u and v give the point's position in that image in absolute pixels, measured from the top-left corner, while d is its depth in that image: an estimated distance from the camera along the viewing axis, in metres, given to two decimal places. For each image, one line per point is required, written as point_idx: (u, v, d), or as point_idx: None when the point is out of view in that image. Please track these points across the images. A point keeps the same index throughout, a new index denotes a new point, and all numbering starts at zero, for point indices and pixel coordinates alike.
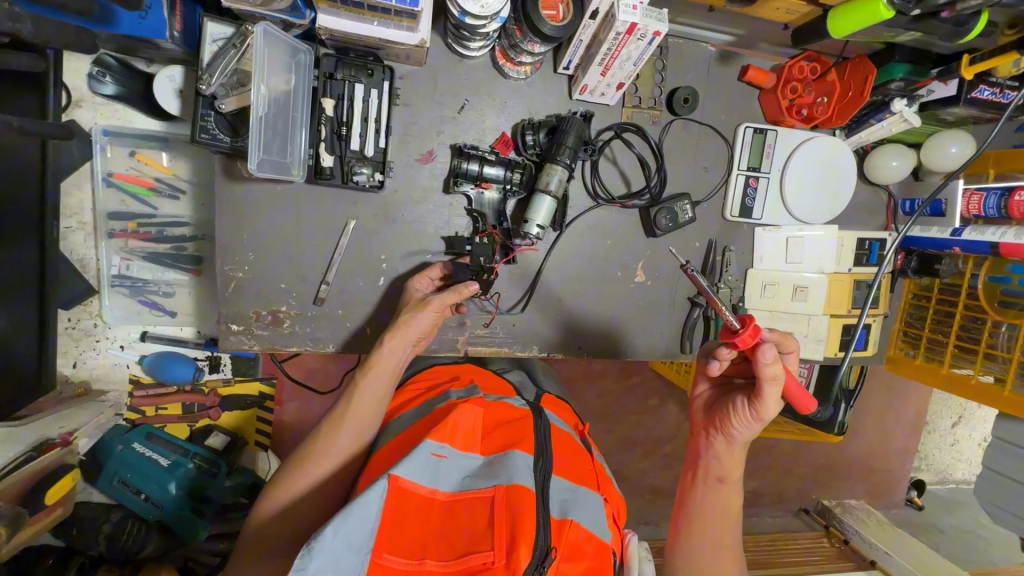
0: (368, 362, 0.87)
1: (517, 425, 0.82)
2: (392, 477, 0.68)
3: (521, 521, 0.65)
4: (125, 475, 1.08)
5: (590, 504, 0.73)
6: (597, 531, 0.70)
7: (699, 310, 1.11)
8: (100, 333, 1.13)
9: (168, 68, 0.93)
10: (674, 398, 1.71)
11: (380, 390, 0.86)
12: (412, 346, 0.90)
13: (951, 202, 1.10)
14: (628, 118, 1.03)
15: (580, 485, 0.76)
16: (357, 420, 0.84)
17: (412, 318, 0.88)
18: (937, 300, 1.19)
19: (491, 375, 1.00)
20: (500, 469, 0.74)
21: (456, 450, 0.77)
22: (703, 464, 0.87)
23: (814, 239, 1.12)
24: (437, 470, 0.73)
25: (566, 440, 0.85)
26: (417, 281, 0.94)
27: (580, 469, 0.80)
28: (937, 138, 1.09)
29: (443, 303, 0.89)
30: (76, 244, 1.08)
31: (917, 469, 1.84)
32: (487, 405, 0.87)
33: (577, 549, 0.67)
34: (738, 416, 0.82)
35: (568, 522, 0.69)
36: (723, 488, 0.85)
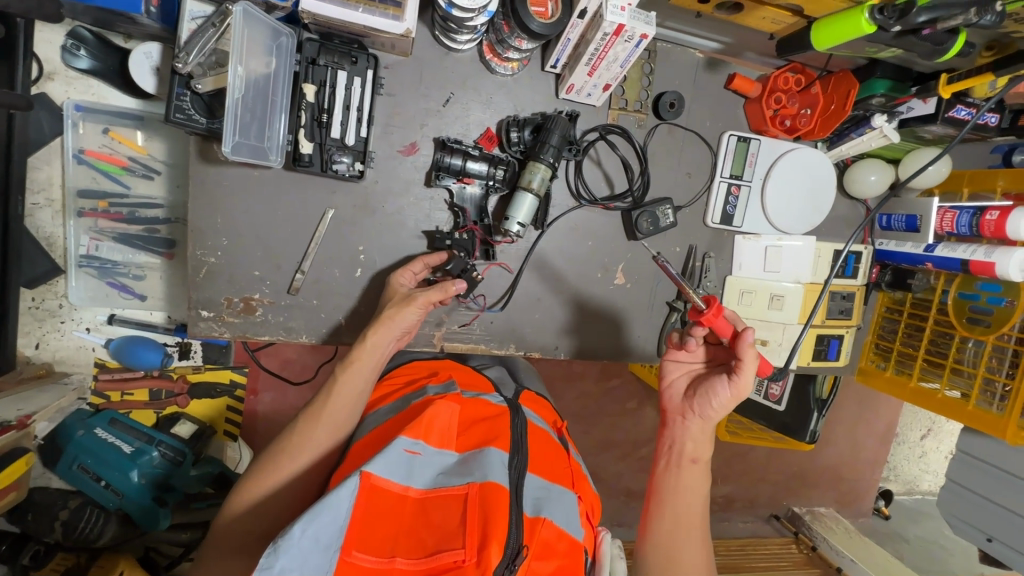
0: (348, 357, 0.85)
1: (494, 422, 0.82)
2: (364, 474, 0.66)
3: (494, 518, 0.64)
4: (86, 461, 1.04)
5: (564, 502, 0.73)
6: (569, 530, 0.70)
7: (677, 315, 1.11)
8: (66, 314, 1.09)
9: (145, 44, 0.90)
10: (652, 401, 1.72)
11: (359, 385, 0.85)
12: (396, 340, 0.88)
13: (926, 218, 1.12)
14: (614, 120, 1.03)
15: (554, 483, 0.76)
16: (334, 413, 0.83)
17: (394, 312, 0.87)
18: (909, 313, 1.21)
19: (469, 372, 1.00)
20: (474, 465, 0.73)
21: (431, 447, 0.75)
22: (674, 452, 0.87)
23: (793, 248, 1.13)
24: (410, 467, 0.72)
25: (543, 438, 0.85)
26: (400, 275, 0.93)
27: (557, 467, 0.80)
28: (913, 156, 1.12)
29: (428, 299, 0.88)
30: (43, 221, 1.05)
31: (886, 479, 1.88)
32: (463, 402, 0.86)
33: (549, 547, 0.66)
34: (722, 395, 0.84)
35: (540, 520, 0.68)
36: (694, 467, 0.86)
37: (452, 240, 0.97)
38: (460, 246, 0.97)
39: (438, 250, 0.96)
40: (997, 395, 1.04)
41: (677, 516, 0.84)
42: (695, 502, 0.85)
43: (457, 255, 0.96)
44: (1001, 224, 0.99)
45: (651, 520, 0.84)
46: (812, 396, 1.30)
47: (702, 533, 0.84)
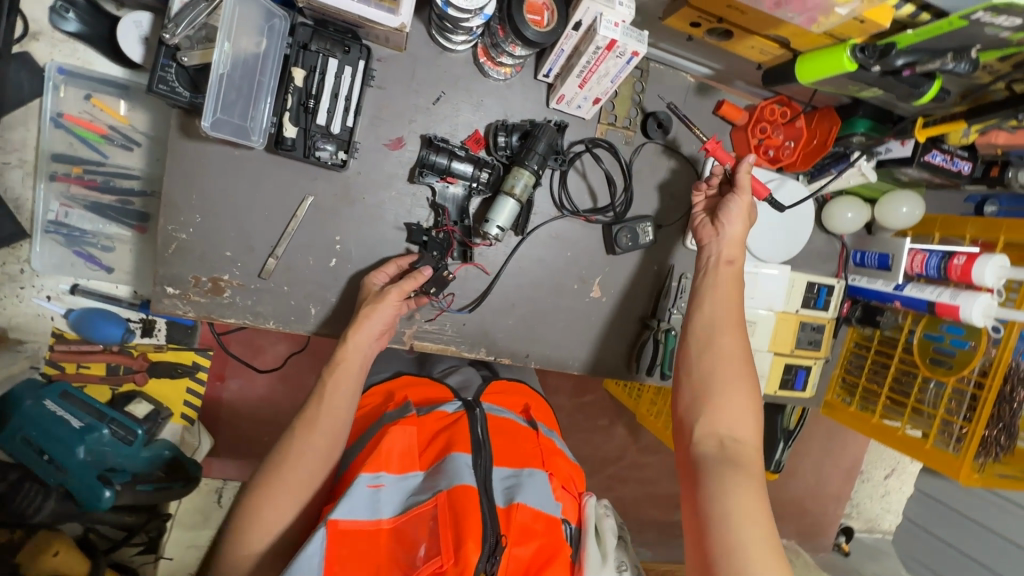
0: (334, 360, 0.87)
1: (452, 431, 0.85)
2: (331, 523, 0.71)
3: (466, 519, 0.71)
4: (30, 432, 1.00)
5: (536, 484, 0.80)
6: (544, 509, 0.77)
7: (649, 332, 1.12)
8: (26, 280, 1.06)
9: (135, 13, 0.89)
10: (624, 419, 1.71)
11: (349, 388, 0.86)
12: (377, 336, 0.90)
13: (898, 259, 1.14)
14: (603, 134, 1.04)
15: (523, 468, 0.84)
16: (329, 419, 0.83)
17: (372, 310, 0.89)
18: (876, 350, 1.23)
19: (425, 383, 1.00)
20: (440, 476, 0.78)
21: (393, 475, 0.79)
22: (709, 259, 0.95)
23: (768, 276, 1.14)
24: (376, 499, 0.76)
25: (507, 428, 0.91)
26: (374, 274, 0.94)
27: (524, 451, 0.87)
28: (890, 197, 1.14)
29: (402, 291, 0.90)
30: (12, 182, 1.02)
31: (848, 515, 1.89)
32: (419, 422, 0.88)
33: (527, 530, 0.74)
34: (735, 210, 0.95)
35: (515, 506, 0.75)
36: (728, 268, 0.93)
37: (428, 237, 0.97)
38: (434, 245, 0.97)
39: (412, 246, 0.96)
40: (954, 436, 1.06)
41: (712, 314, 0.88)
42: (730, 299, 0.89)
43: (427, 253, 0.96)
44: (968, 268, 1.03)
45: (691, 319, 0.90)
46: (779, 427, 1.32)
47: (738, 325, 0.87)
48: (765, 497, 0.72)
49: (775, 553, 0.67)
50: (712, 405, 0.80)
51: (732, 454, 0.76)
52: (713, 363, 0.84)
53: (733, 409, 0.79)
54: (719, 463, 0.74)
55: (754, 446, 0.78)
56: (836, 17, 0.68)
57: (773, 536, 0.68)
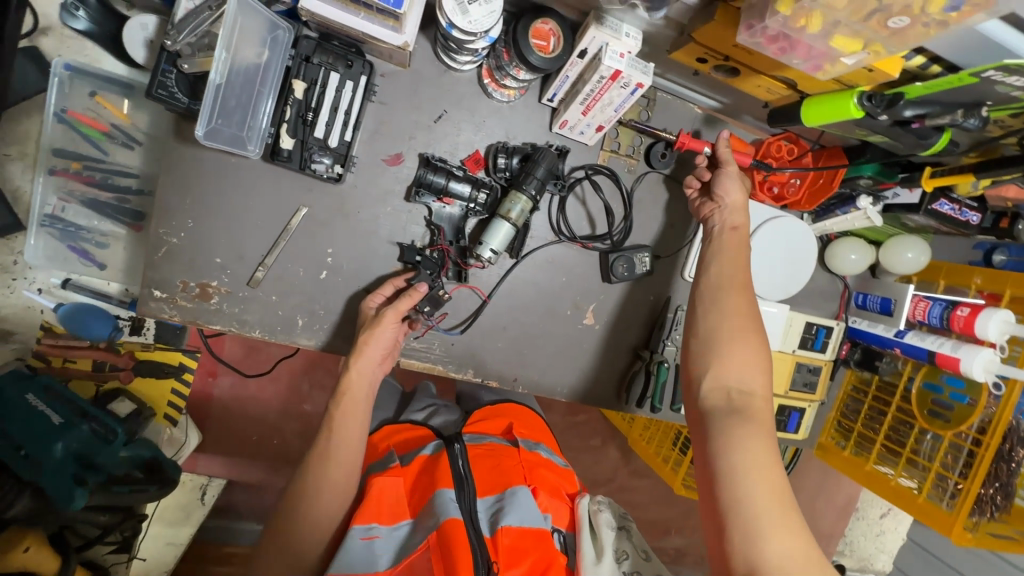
0: (339, 391, 0.90)
1: (434, 469, 0.86)
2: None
3: (457, 554, 0.73)
4: (9, 426, 0.97)
5: (518, 502, 0.82)
6: (531, 524, 0.80)
7: (640, 363, 1.10)
8: (19, 271, 1.06)
9: (142, 15, 0.89)
10: (615, 441, 1.69)
11: (359, 418, 0.89)
12: (379, 362, 0.92)
13: (900, 304, 1.12)
14: (604, 161, 1.03)
15: (506, 491, 0.85)
16: (342, 452, 0.85)
17: (372, 335, 0.89)
18: (874, 395, 1.20)
19: (406, 429, 1.00)
20: (427, 516, 0.80)
21: (385, 526, 0.81)
22: (713, 228, 0.94)
23: (766, 314, 1.12)
24: (371, 552, 0.78)
25: (488, 454, 0.92)
26: (370, 297, 0.93)
27: (505, 471, 0.89)
28: (896, 241, 1.12)
29: (399, 312, 0.90)
30: (13, 174, 1.03)
31: (839, 553, 1.85)
32: (404, 472, 0.89)
33: (517, 551, 0.78)
34: (732, 181, 0.94)
35: (500, 531, 0.78)
36: (733, 232, 0.91)
37: (421, 256, 0.96)
38: (427, 264, 0.96)
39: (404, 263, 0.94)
40: (948, 492, 1.04)
41: (720, 273, 0.87)
42: (737, 259, 0.88)
43: (419, 272, 0.94)
44: (970, 321, 1.00)
45: (698, 279, 0.88)
46: None
47: (745, 282, 0.85)
48: (772, 449, 0.72)
49: (782, 504, 0.67)
50: (719, 360, 0.79)
51: (740, 407, 0.75)
52: (719, 320, 0.82)
53: (741, 363, 0.78)
54: (724, 418, 0.74)
55: (763, 397, 0.77)
56: (843, 67, 0.67)
57: (781, 486, 0.69)
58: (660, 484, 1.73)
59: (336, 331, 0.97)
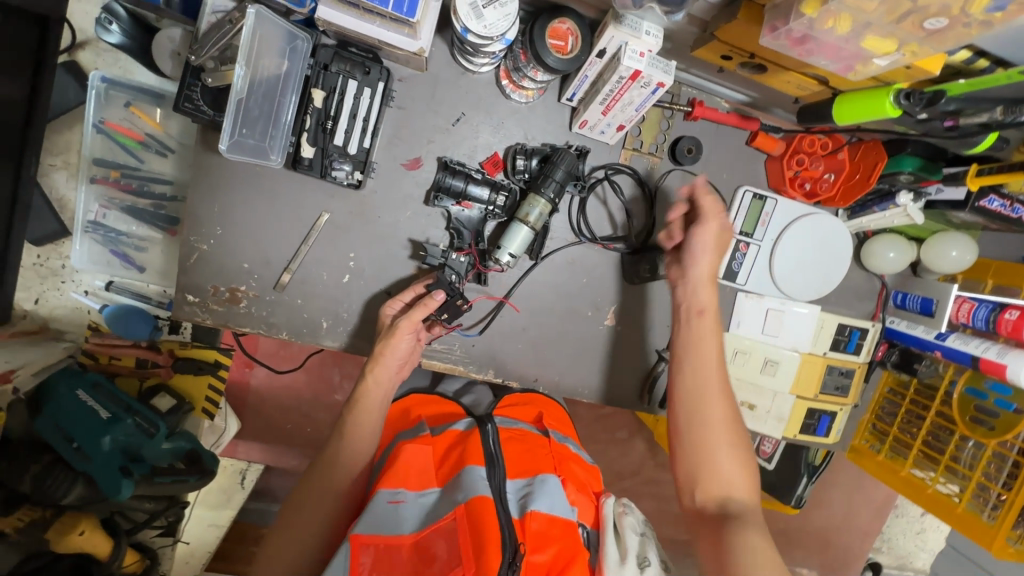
0: (355, 397, 0.92)
1: (465, 445, 0.85)
2: (353, 539, 0.73)
3: (483, 532, 0.72)
4: (63, 421, 1.05)
5: (547, 489, 0.80)
6: (559, 513, 0.77)
7: (663, 366, 1.08)
8: (67, 274, 1.13)
9: (170, 29, 0.92)
10: (642, 434, 1.68)
11: (370, 427, 0.91)
12: (398, 369, 0.93)
13: (942, 305, 1.06)
14: (626, 160, 1.01)
15: (536, 477, 0.83)
16: (351, 454, 0.87)
17: (388, 346, 0.91)
18: (911, 399, 1.15)
19: (438, 401, 1.01)
20: (457, 489, 0.79)
21: (412, 491, 0.82)
22: (680, 309, 0.90)
23: (796, 315, 1.09)
24: (399, 515, 0.78)
25: (519, 441, 0.90)
26: (388, 304, 0.94)
27: (536, 458, 0.87)
28: (940, 238, 1.05)
29: (412, 320, 0.91)
30: (58, 183, 1.09)
31: (877, 550, 1.82)
32: (434, 440, 0.89)
33: (543, 536, 0.74)
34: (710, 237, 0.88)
35: (529, 514, 0.75)
36: (701, 319, 0.87)
37: (447, 260, 0.96)
38: (453, 267, 0.96)
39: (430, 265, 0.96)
40: (990, 503, 0.99)
41: (697, 372, 0.85)
42: (714, 350, 0.86)
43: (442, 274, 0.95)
44: (1020, 325, 0.94)
45: (674, 378, 0.86)
46: (804, 461, 1.29)
47: (720, 380, 0.85)
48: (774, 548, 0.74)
49: None
50: (712, 464, 0.80)
51: (735, 513, 0.77)
52: (702, 427, 0.82)
53: (732, 467, 0.80)
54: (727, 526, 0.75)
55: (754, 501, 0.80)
56: (876, 67, 0.64)
57: None
58: None
59: (360, 334, 0.99)
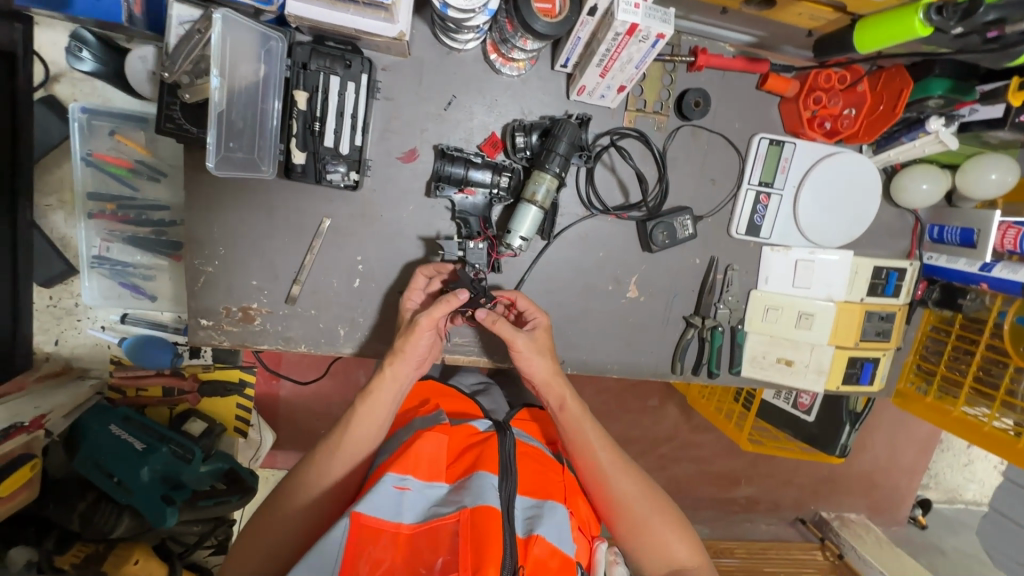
0: (368, 388, 0.83)
1: (481, 449, 0.78)
2: (353, 515, 0.66)
3: (486, 542, 0.64)
4: (100, 458, 1.05)
5: (558, 517, 0.72)
6: (562, 546, 0.69)
7: (693, 331, 1.05)
8: (81, 312, 1.12)
9: (142, 47, 0.88)
10: (674, 400, 1.65)
11: (375, 424, 0.82)
12: (416, 368, 0.85)
13: (985, 234, 0.99)
14: (631, 123, 0.95)
15: (547, 499, 0.75)
16: (350, 446, 0.81)
17: (408, 342, 0.82)
18: (957, 335, 1.09)
19: (456, 395, 0.94)
20: (463, 492, 0.71)
21: (419, 480, 0.73)
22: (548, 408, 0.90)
23: (828, 263, 1.04)
24: (401, 503, 0.70)
25: (536, 455, 0.82)
26: (407, 296, 0.88)
27: (550, 482, 0.79)
28: (975, 162, 0.98)
29: (433, 317, 0.81)
30: (57, 223, 1.07)
31: (924, 487, 1.79)
32: (452, 431, 0.82)
33: (541, 564, 0.67)
34: (511, 332, 0.86)
35: (533, 537, 0.68)
36: (566, 413, 0.88)
37: (465, 251, 0.90)
38: (473, 256, 0.90)
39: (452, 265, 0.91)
40: None
41: (594, 464, 0.86)
42: (605, 442, 0.88)
43: (462, 268, 0.90)
44: None
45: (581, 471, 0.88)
46: (845, 410, 1.24)
47: (615, 457, 0.87)
48: None
49: None
50: (652, 541, 0.84)
51: None
52: (628, 514, 0.85)
53: (670, 540, 0.84)
54: None
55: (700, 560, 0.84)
56: None
57: None
58: (724, 436, 1.68)
59: (380, 337, 0.96)
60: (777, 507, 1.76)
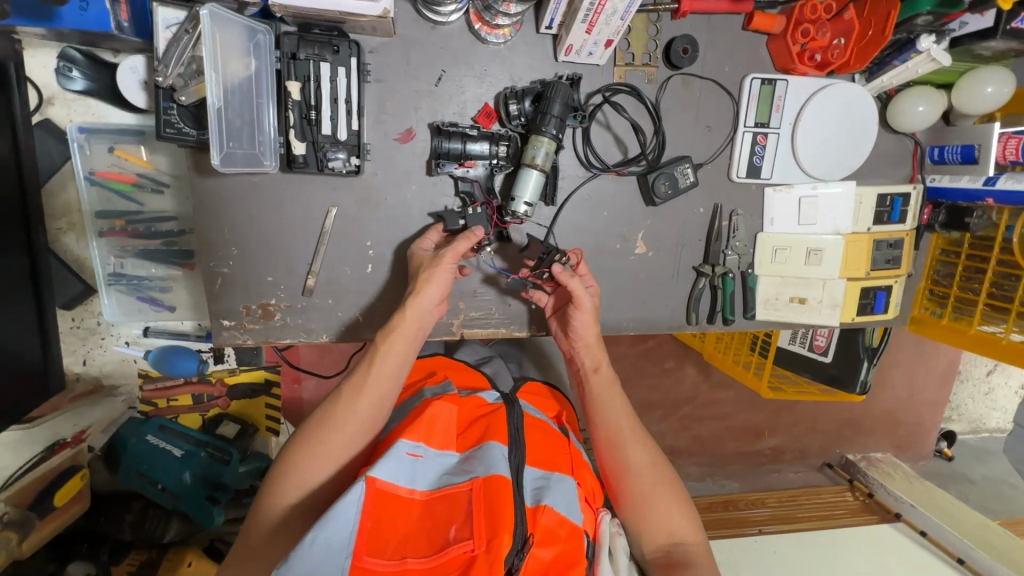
0: (388, 326, 0.82)
1: (491, 418, 0.78)
2: (369, 479, 0.66)
3: (500, 511, 0.63)
4: (142, 467, 1.10)
5: (566, 487, 0.72)
6: (571, 515, 0.70)
7: (705, 281, 1.06)
8: (105, 330, 1.14)
9: (131, 57, 0.88)
10: (692, 359, 1.66)
11: (400, 358, 0.81)
12: (436, 304, 0.85)
13: (986, 148, 1.00)
14: (621, 77, 0.96)
15: (553, 472, 0.75)
16: (375, 385, 0.79)
17: (430, 278, 0.83)
18: (967, 255, 1.10)
19: (463, 367, 0.95)
20: (477, 461, 0.71)
21: (432, 449, 0.74)
22: (579, 371, 0.95)
23: (830, 197, 1.04)
24: (414, 470, 0.71)
25: (543, 428, 0.83)
26: (420, 241, 0.91)
27: (555, 452, 0.79)
28: (970, 78, 0.98)
29: (456, 252, 0.84)
30: (70, 245, 1.09)
31: (947, 419, 1.80)
32: (461, 402, 0.83)
33: (551, 533, 0.67)
34: (583, 292, 0.89)
35: (541, 508, 0.68)
36: (597, 376, 0.93)
37: (465, 218, 0.92)
38: (473, 222, 0.92)
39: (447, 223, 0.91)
40: None
41: (609, 428, 0.89)
42: (622, 406, 0.90)
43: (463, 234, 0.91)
44: None
45: (594, 432, 0.91)
46: (862, 346, 1.25)
47: (634, 428, 0.89)
48: None
49: None
50: (651, 513, 0.82)
51: (679, 561, 0.79)
52: (631, 483, 0.85)
53: (669, 516, 0.82)
54: None
55: (698, 543, 0.82)
56: None
57: None
58: (744, 390, 1.70)
59: None
60: (804, 455, 1.77)
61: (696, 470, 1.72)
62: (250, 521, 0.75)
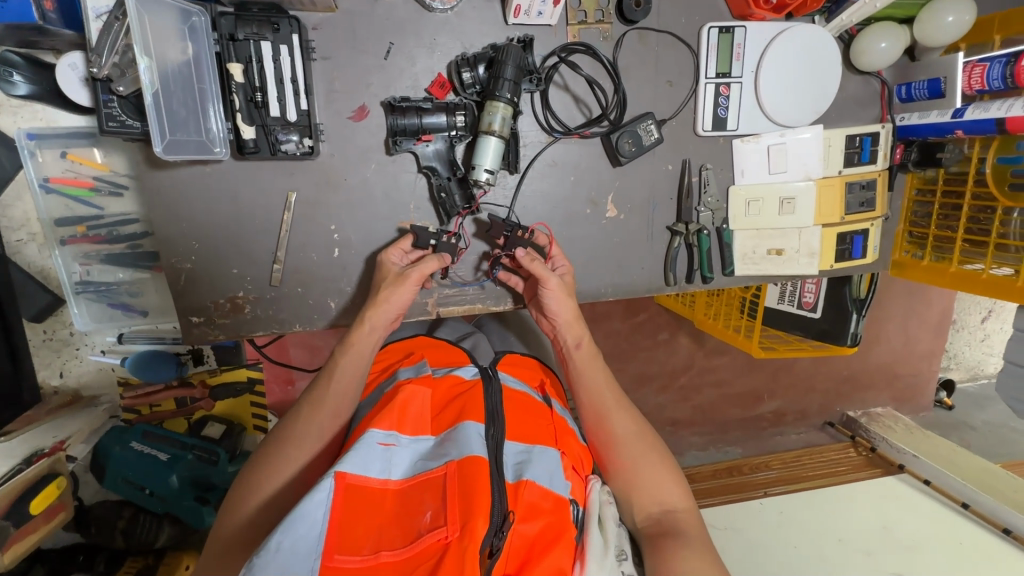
0: (346, 339, 0.84)
1: (467, 397, 0.78)
2: (337, 475, 0.65)
3: (475, 494, 0.63)
4: (127, 474, 1.09)
5: (548, 459, 0.72)
6: (553, 487, 0.70)
7: (680, 239, 1.04)
8: (78, 341, 1.13)
9: (68, 54, 0.85)
10: (685, 328, 1.65)
11: (356, 371, 0.82)
12: (392, 319, 0.86)
13: (952, 80, 0.98)
14: (576, 37, 0.94)
15: (536, 443, 0.74)
16: (332, 398, 0.80)
17: (391, 292, 0.85)
18: (942, 192, 1.08)
19: (441, 345, 0.94)
20: (452, 445, 0.71)
21: (405, 437, 0.74)
22: (561, 350, 0.94)
23: (798, 142, 1.03)
24: (387, 459, 0.70)
25: (523, 401, 0.82)
26: (390, 254, 0.90)
27: (537, 424, 0.78)
28: (928, 12, 0.96)
29: (422, 273, 0.86)
30: (33, 256, 1.07)
31: (945, 368, 1.80)
32: (435, 384, 0.82)
33: (535, 508, 0.66)
34: (547, 272, 0.90)
35: (523, 483, 0.67)
36: (581, 352, 0.92)
37: (436, 242, 0.92)
38: (445, 249, 0.92)
39: (416, 237, 0.91)
40: None
41: (595, 400, 0.88)
42: (604, 380, 0.90)
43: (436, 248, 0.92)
44: None
45: (579, 407, 0.90)
46: (849, 298, 1.23)
47: (620, 398, 0.88)
48: (713, 556, 0.73)
49: None
50: (638, 482, 0.81)
51: (668, 528, 0.77)
52: (619, 453, 0.84)
53: (656, 483, 0.81)
54: (658, 539, 0.75)
55: (687, 509, 0.80)
56: None
57: None
58: (739, 355, 1.69)
59: None
60: (805, 415, 1.76)
61: (698, 440, 1.71)
62: (210, 541, 0.73)
